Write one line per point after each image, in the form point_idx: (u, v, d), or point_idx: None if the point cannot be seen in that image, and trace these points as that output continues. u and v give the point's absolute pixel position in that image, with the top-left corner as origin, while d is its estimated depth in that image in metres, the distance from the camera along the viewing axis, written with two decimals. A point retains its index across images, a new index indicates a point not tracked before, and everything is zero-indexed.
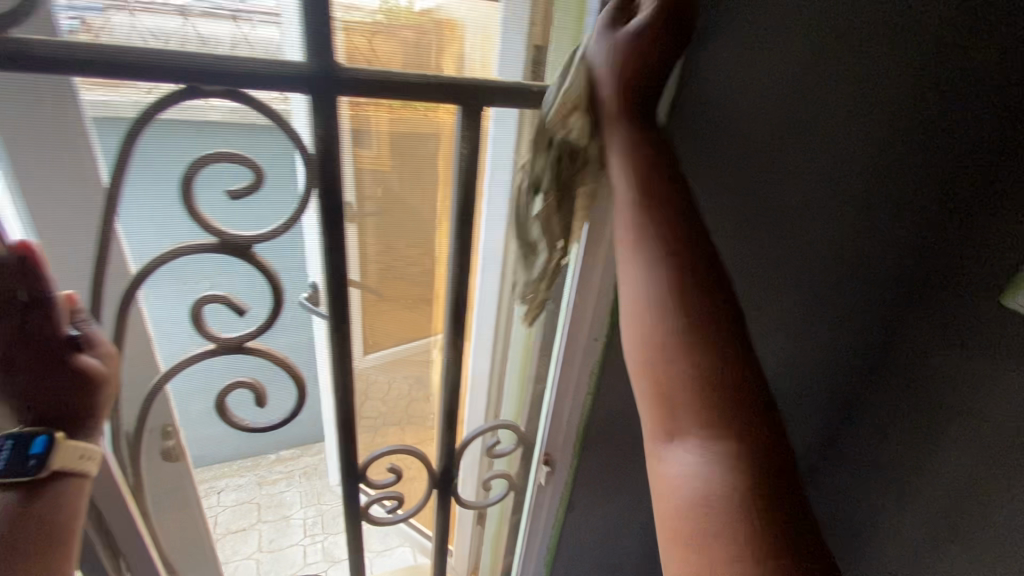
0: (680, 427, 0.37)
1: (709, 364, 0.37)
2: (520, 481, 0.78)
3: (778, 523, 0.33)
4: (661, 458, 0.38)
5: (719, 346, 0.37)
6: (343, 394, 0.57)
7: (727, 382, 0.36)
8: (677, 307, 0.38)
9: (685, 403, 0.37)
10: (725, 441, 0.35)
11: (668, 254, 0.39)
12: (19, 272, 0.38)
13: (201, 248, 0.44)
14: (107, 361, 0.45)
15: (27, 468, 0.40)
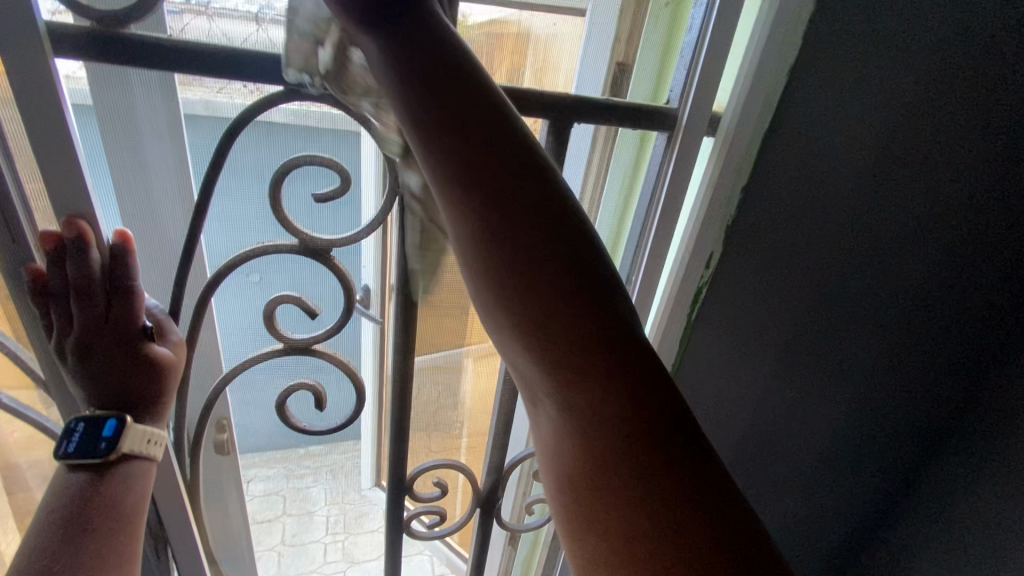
0: (536, 390, 0.37)
1: (563, 347, 0.33)
2: None
3: (604, 491, 0.35)
4: (535, 412, 0.39)
5: (582, 326, 0.33)
6: (401, 402, 0.57)
7: (576, 362, 0.33)
8: (524, 289, 0.33)
9: (529, 370, 0.36)
10: (579, 410, 0.35)
11: (488, 240, 0.32)
12: (116, 255, 0.39)
13: (284, 247, 0.45)
14: (177, 351, 0.44)
15: (99, 450, 0.41)
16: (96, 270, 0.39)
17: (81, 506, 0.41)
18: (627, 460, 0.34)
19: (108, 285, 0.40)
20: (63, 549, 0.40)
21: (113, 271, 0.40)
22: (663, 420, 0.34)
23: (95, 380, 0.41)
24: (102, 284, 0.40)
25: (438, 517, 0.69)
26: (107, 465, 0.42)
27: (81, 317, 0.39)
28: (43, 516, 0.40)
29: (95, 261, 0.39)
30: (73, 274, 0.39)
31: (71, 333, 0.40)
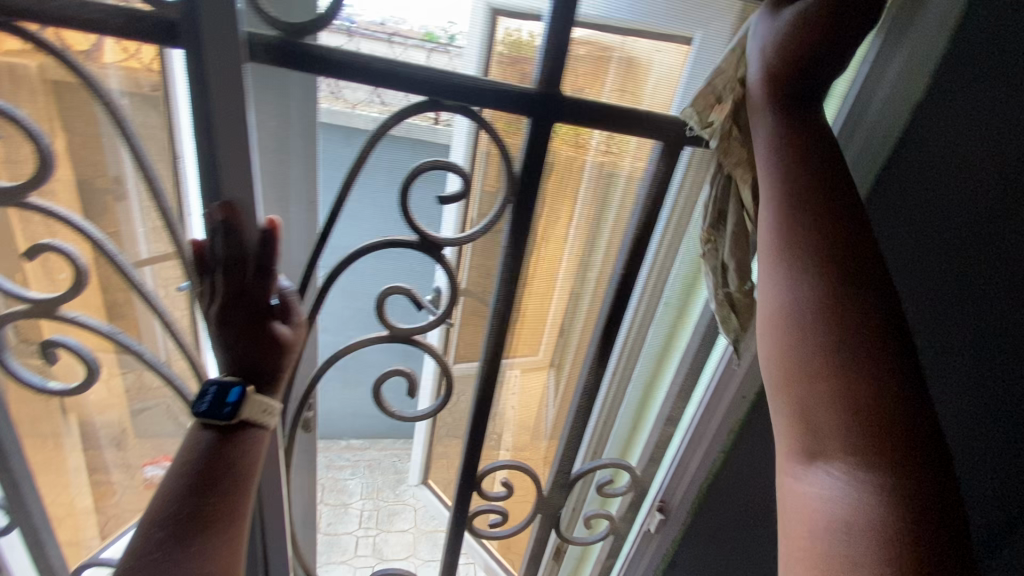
0: (828, 448, 0.32)
1: (864, 368, 0.32)
2: (624, 526, 0.75)
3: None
4: (796, 481, 0.34)
5: (879, 348, 0.33)
6: (483, 398, 0.59)
7: (875, 395, 0.32)
8: (846, 301, 0.33)
9: (827, 421, 0.33)
10: (884, 479, 0.30)
11: (805, 243, 0.35)
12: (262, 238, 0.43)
13: (403, 243, 0.49)
14: (296, 330, 0.48)
15: (223, 413, 0.45)
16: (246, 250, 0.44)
17: (203, 462, 0.44)
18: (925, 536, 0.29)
19: (252, 266, 0.44)
20: (185, 500, 0.43)
21: (258, 253, 0.43)
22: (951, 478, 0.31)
23: (227, 348, 0.45)
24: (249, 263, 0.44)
25: (501, 518, 0.70)
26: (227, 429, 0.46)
27: (221, 289, 0.44)
28: (175, 473, 0.44)
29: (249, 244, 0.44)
30: (228, 252, 0.43)
31: (216, 305, 0.44)
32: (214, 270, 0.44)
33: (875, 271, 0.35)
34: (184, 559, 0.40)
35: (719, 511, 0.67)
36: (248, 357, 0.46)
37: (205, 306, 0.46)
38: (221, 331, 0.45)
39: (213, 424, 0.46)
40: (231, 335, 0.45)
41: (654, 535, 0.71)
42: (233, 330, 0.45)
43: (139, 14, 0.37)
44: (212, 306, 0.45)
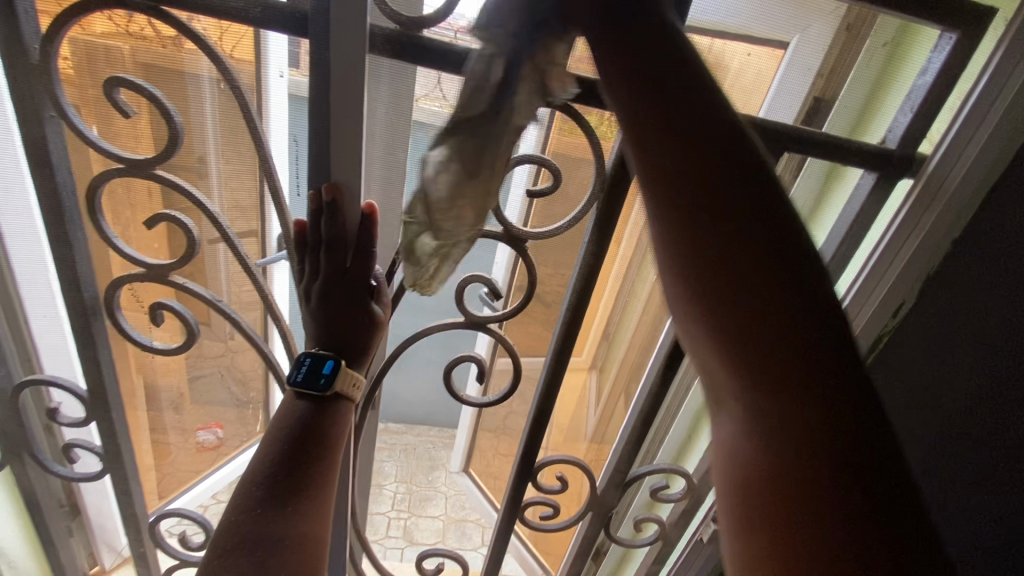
0: (725, 402, 0.33)
1: (729, 321, 0.31)
2: (673, 534, 0.74)
3: (802, 570, 0.28)
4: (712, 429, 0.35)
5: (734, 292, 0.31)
6: (548, 390, 0.60)
7: (798, 386, 0.30)
8: (682, 240, 0.32)
9: (721, 373, 0.33)
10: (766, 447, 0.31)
11: (663, 212, 0.32)
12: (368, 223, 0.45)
13: (490, 233, 0.50)
14: (386, 311, 0.51)
15: (319, 384, 0.48)
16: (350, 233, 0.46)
17: (299, 429, 0.47)
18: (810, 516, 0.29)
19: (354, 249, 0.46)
20: (282, 465, 0.46)
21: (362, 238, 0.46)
22: (881, 490, 0.29)
23: (325, 324, 0.48)
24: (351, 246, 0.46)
25: (551, 512, 0.71)
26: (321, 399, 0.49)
27: (325, 269, 0.47)
28: (270, 439, 0.47)
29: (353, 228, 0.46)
30: (333, 234, 0.46)
31: (319, 284, 0.47)
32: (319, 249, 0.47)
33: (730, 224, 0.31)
34: (282, 517, 0.44)
35: None
36: (342, 334, 0.49)
37: (306, 283, 0.49)
38: (321, 308, 0.48)
39: (308, 395, 0.49)
40: (330, 311, 0.48)
41: (707, 547, 0.69)
42: (333, 307, 0.48)
43: (279, 7, 0.41)
44: (314, 285, 0.48)
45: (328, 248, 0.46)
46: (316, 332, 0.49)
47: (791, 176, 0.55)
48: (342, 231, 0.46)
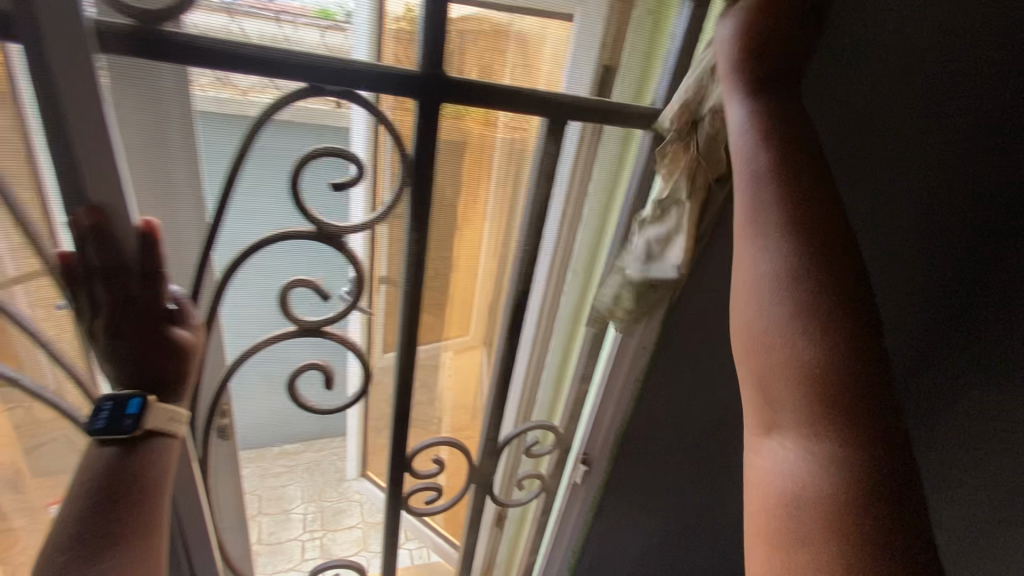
0: (779, 420, 0.37)
1: (827, 301, 0.36)
2: (553, 484, 0.79)
3: (853, 497, 0.33)
4: (759, 452, 0.38)
5: (822, 262, 0.37)
6: (405, 381, 0.60)
7: (847, 364, 0.35)
8: (790, 225, 0.37)
9: (785, 392, 0.36)
10: (833, 446, 0.34)
11: (772, 197, 0.38)
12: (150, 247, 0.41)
13: (301, 234, 0.48)
14: (196, 334, 0.47)
15: (124, 427, 0.43)
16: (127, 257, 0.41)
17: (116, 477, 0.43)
18: (888, 481, 0.33)
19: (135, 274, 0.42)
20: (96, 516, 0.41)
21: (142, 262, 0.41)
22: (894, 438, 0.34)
23: (122, 359, 0.44)
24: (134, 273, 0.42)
25: (434, 494, 0.72)
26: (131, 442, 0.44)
27: (104, 299, 0.42)
28: (74, 498, 0.42)
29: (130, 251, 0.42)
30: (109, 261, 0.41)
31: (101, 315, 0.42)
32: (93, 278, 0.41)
33: (839, 257, 0.37)
34: None
35: (636, 455, 0.74)
36: (145, 367, 0.44)
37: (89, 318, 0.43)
38: (112, 342, 0.43)
39: (113, 442, 0.44)
40: (125, 344, 0.43)
41: (581, 487, 0.76)
42: (126, 339, 0.43)
43: None
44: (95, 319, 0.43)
45: (101, 276, 0.41)
46: (115, 370, 0.44)
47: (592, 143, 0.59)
48: (116, 255, 0.41)
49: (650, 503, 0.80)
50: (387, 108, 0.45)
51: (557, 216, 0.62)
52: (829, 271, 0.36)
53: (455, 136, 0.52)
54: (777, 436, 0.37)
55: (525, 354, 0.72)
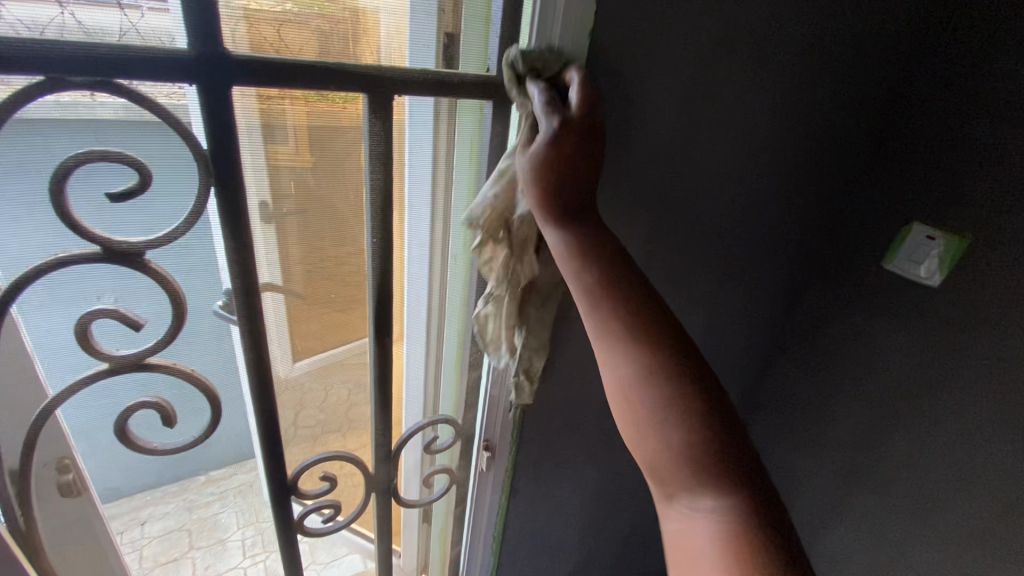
0: (677, 489, 0.39)
1: (675, 383, 0.40)
2: (462, 475, 0.77)
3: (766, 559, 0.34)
4: (676, 531, 0.39)
5: (664, 347, 0.41)
6: (264, 405, 0.54)
7: (702, 425, 0.39)
8: (627, 327, 0.41)
9: (675, 475, 0.39)
10: (719, 494, 0.37)
11: (611, 317, 0.41)
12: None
13: (85, 259, 0.40)
14: None
15: None
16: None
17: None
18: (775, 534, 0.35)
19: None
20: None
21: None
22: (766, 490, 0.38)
23: None
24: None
25: (331, 512, 0.68)
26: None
27: None
28: None
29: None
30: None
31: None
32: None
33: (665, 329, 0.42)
34: None
35: (537, 433, 0.74)
36: None
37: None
38: None
39: None
40: None
41: (488, 474, 0.74)
42: None
43: None
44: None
45: None
46: None
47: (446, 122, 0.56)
48: None
49: (559, 476, 0.81)
50: (163, 98, 0.38)
51: (422, 196, 0.59)
52: (665, 341, 0.41)
53: (245, 135, 0.42)
54: (681, 507, 0.38)
55: (413, 348, 0.68)
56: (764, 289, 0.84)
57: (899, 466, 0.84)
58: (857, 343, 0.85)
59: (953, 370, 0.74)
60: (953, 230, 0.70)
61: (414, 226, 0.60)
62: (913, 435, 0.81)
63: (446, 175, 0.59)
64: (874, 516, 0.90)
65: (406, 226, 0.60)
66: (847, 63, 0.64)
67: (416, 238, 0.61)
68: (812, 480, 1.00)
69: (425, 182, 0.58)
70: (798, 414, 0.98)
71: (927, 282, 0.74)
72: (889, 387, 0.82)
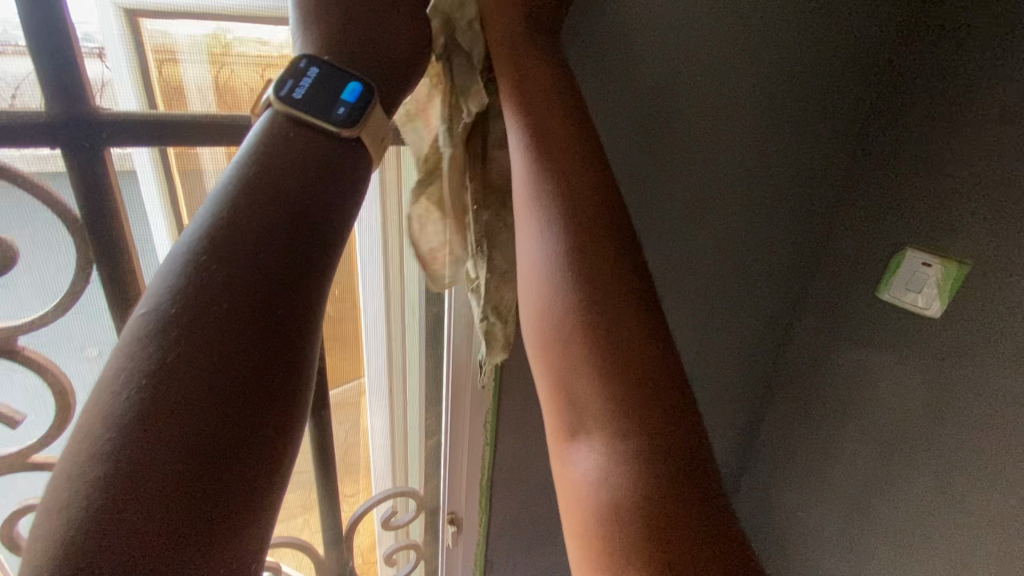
0: (588, 428, 0.32)
1: (612, 301, 0.32)
2: (430, 548, 0.71)
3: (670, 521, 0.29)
4: (568, 464, 0.33)
5: (608, 261, 0.33)
6: None
7: (637, 371, 0.31)
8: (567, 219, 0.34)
9: (590, 407, 0.32)
10: (641, 443, 0.30)
11: (546, 200, 0.34)
12: (307, 190, 0.27)
13: None
14: None
15: None
16: (247, 209, 0.26)
17: (160, 405, 0.21)
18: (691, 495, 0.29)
19: (280, 240, 0.26)
20: (132, 496, 0.20)
21: (292, 215, 0.26)
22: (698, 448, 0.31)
23: None
24: (236, 232, 0.25)
25: None
26: (247, 406, 0.23)
27: None
28: None
29: (241, 212, 0.26)
30: (220, 226, 0.25)
31: (171, 296, 0.23)
32: (191, 246, 0.25)
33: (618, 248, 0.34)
34: None
35: (508, 501, 0.67)
36: None
37: (148, 298, 0.24)
38: None
39: None
40: None
41: (457, 547, 0.68)
42: None
43: None
44: (165, 305, 0.23)
45: None
46: None
47: (396, 171, 0.50)
48: None
49: (537, 545, 0.74)
50: (14, 157, 0.32)
51: (373, 257, 0.53)
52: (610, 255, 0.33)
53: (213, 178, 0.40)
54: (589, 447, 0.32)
55: (377, 415, 0.62)
56: (748, 310, 0.80)
57: (913, 517, 0.76)
58: (854, 379, 0.79)
59: (963, 411, 0.67)
60: (948, 255, 0.65)
61: (366, 288, 0.55)
62: (921, 484, 0.74)
63: (397, 224, 0.53)
64: (892, 572, 0.81)
65: (360, 288, 0.55)
66: (837, 70, 0.60)
67: (372, 298, 0.56)
68: (818, 531, 0.91)
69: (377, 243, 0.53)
70: (798, 455, 0.92)
71: (928, 313, 0.68)
72: (894, 429, 0.75)
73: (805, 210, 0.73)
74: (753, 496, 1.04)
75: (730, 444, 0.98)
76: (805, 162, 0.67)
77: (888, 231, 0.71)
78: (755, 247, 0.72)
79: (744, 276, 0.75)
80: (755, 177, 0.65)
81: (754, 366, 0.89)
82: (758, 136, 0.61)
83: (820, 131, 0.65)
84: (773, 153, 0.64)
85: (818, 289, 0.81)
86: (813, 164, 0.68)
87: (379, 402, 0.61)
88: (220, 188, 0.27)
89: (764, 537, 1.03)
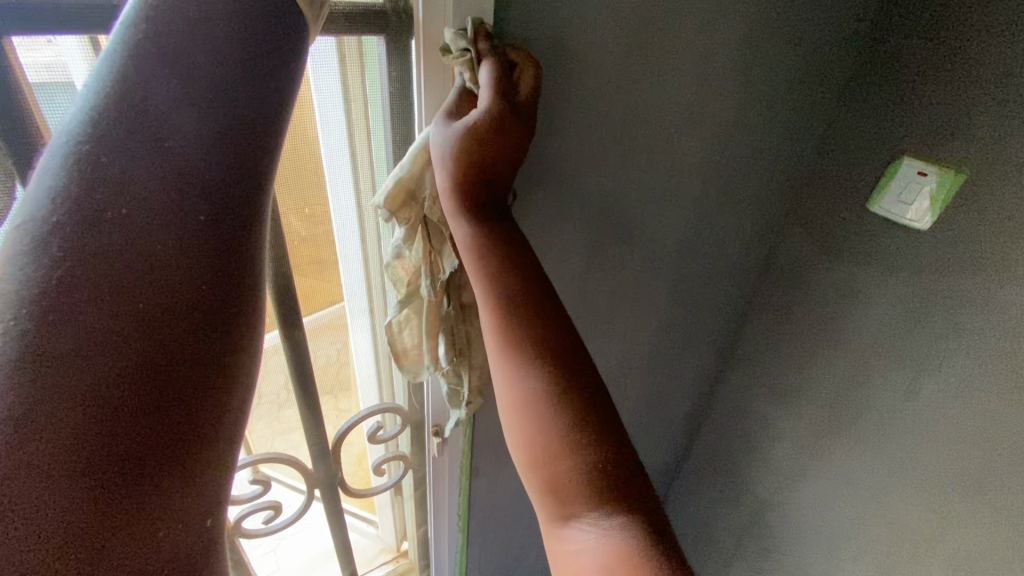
0: (572, 510, 0.39)
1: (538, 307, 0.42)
2: (417, 458, 0.73)
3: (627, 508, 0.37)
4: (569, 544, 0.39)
5: (525, 303, 0.42)
6: None
7: (551, 327, 0.42)
8: (517, 345, 0.41)
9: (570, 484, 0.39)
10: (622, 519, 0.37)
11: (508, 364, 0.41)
12: (241, 104, 0.24)
13: None
14: None
15: None
16: (177, 100, 0.23)
17: (96, 363, 0.20)
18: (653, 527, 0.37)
19: (216, 138, 0.24)
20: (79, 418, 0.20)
21: (229, 125, 0.24)
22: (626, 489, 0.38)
23: None
24: (157, 124, 0.22)
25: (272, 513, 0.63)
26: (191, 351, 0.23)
27: None
28: None
29: (171, 107, 0.22)
30: (122, 126, 0.21)
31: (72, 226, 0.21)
32: (77, 149, 0.21)
33: (541, 309, 0.42)
34: None
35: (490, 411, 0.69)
36: None
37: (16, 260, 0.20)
38: None
39: None
40: None
41: (443, 458, 0.70)
42: None
43: None
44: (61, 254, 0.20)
45: None
46: None
47: (359, 69, 0.45)
48: None
49: None
50: None
51: (341, 169, 0.50)
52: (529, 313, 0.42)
53: None
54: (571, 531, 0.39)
55: (360, 330, 0.62)
56: (734, 224, 0.78)
57: (879, 418, 0.80)
58: (839, 293, 0.80)
59: (943, 322, 0.69)
60: (946, 163, 0.64)
61: (337, 204, 0.52)
62: (891, 389, 0.77)
63: (364, 131, 0.48)
64: (855, 469, 0.87)
65: (330, 203, 0.51)
66: None
67: (343, 214, 0.53)
68: (788, 437, 0.96)
69: (344, 153, 0.49)
70: (772, 368, 0.95)
71: (917, 225, 0.68)
72: (872, 339, 0.78)
73: (803, 110, 0.71)
74: (726, 410, 1.08)
75: (708, 358, 1.01)
76: (812, 53, 0.64)
77: (885, 138, 0.69)
78: (745, 155, 0.70)
79: (731, 188, 0.73)
80: (749, 72, 0.60)
81: (737, 283, 0.90)
82: (756, 26, 0.56)
83: (830, 19, 0.62)
84: (771, 44, 0.59)
85: (813, 202, 0.80)
86: (819, 57, 0.65)
87: (360, 318, 0.61)
88: (103, 67, 0.22)
89: (733, 447, 1.09)
